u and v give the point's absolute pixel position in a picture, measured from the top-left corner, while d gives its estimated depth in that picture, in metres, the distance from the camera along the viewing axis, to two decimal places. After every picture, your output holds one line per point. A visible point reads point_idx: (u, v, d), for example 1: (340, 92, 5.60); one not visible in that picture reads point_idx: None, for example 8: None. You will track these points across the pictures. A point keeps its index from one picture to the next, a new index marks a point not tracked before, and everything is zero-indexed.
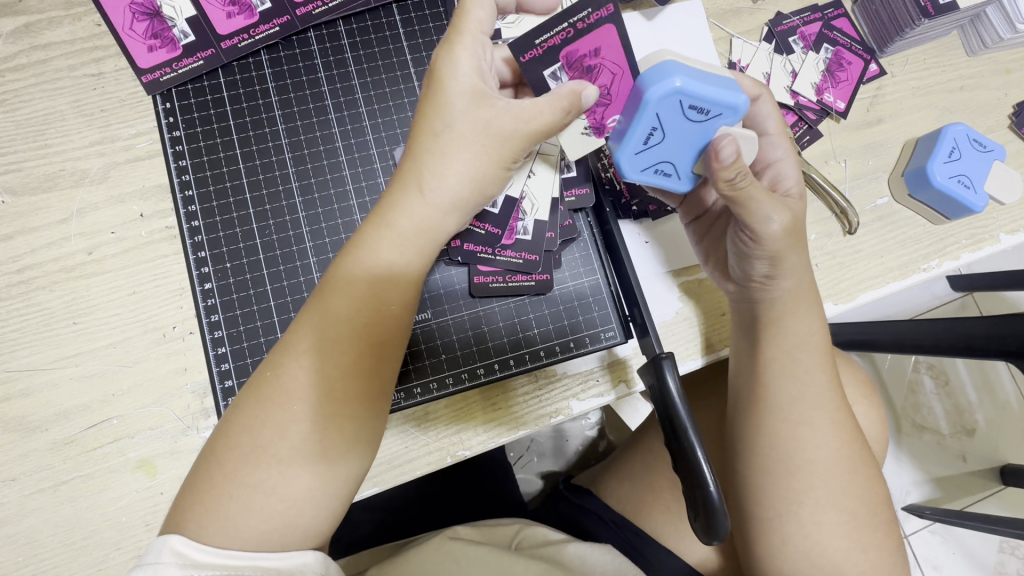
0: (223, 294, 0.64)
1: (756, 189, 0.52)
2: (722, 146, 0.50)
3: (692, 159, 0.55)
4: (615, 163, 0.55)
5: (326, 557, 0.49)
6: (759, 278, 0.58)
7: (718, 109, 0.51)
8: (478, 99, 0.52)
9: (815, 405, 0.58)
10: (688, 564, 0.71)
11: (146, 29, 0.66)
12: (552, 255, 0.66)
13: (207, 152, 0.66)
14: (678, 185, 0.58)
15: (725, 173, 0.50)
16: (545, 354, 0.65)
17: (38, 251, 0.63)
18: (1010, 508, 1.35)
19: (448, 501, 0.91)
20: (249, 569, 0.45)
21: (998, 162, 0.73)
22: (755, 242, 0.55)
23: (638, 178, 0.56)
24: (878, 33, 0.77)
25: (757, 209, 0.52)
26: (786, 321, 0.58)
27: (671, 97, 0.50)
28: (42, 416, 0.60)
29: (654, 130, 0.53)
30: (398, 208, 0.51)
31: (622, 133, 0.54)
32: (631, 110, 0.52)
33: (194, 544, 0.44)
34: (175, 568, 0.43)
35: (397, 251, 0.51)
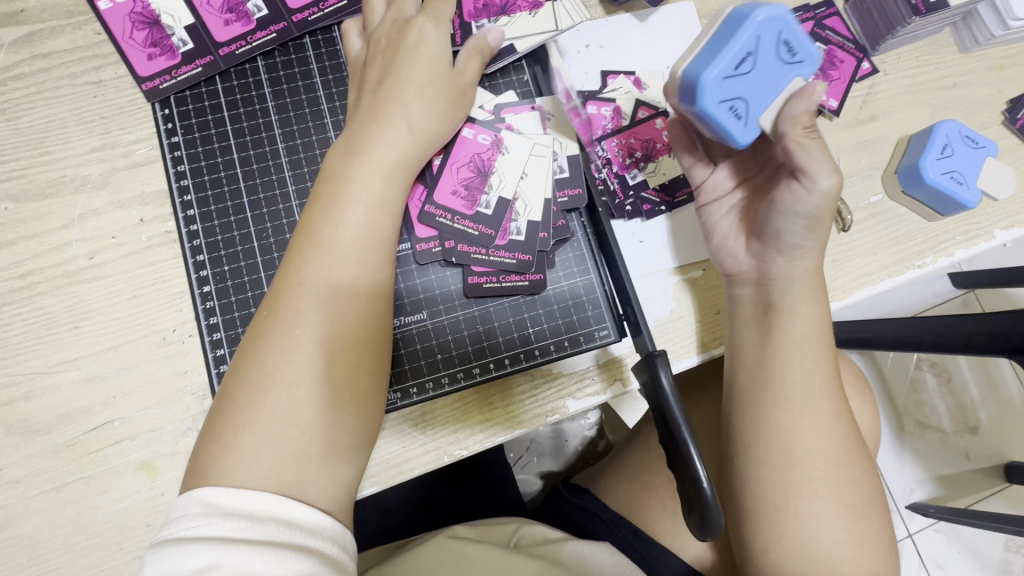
0: (221, 297, 0.65)
1: (818, 142, 0.53)
2: (816, 88, 0.52)
3: (761, 109, 0.55)
4: (697, 84, 0.53)
5: (343, 529, 0.49)
6: (789, 245, 0.58)
7: (802, 56, 0.54)
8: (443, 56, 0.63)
9: (814, 393, 0.59)
10: (684, 561, 0.71)
11: (145, 38, 0.67)
12: (546, 255, 0.67)
13: (204, 158, 0.67)
14: (742, 133, 0.55)
15: (807, 118, 0.53)
16: (540, 353, 0.66)
17: (40, 257, 0.64)
18: (1015, 506, 1.34)
19: (447, 500, 0.92)
20: (272, 521, 0.45)
21: (991, 158, 0.73)
22: (804, 191, 0.54)
23: (712, 109, 0.53)
24: (870, 31, 0.77)
25: (819, 159, 0.53)
26: (797, 306, 0.59)
27: (772, 23, 0.52)
28: (45, 419, 0.61)
29: (745, 56, 0.53)
30: (361, 167, 0.56)
31: (711, 52, 0.53)
32: (734, 28, 0.52)
33: (221, 494, 0.45)
34: (202, 516, 0.43)
35: (365, 216, 0.55)
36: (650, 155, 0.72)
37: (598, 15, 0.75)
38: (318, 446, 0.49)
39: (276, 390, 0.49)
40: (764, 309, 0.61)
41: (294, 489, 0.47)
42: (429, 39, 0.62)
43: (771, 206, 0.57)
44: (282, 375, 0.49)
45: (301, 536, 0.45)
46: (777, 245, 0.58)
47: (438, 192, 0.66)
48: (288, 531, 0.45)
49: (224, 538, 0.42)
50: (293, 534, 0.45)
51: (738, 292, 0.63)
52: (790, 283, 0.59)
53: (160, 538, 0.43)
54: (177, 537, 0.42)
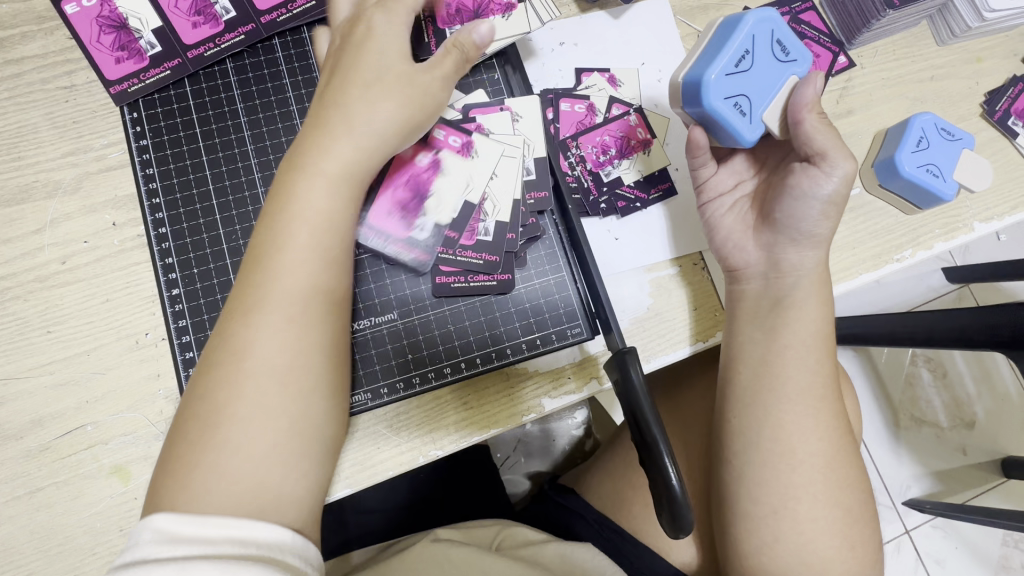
0: (190, 300, 0.64)
1: (830, 126, 0.58)
2: (809, 82, 0.58)
3: (763, 106, 0.60)
4: (702, 82, 0.58)
5: (305, 542, 0.47)
6: (802, 235, 0.60)
7: (793, 56, 0.60)
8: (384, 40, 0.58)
9: (815, 395, 0.59)
10: (665, 559, 0.71)
11: (113, 41, 0.67)
12: (514, 255, 0.67)
13: (173, 160, 0.67)
14: (748, 128, 0.60)
15: (814, 105, 0.58)
16: (511, 352, 0.66)
17: (13, 263, 0.64)
18: (1014, 501, 1.33)
19: (433, 502, 0.91)
20: (227, 542, 0.43)
21: (968, 150, 0.71)
22: (822, 176, 0.57)
23: (718, 105, 0.58)
24: (846, 25, 0.77)
25: (836, 138, 0.57)
26: (801, 305, 0.60)
27: (762, 27, 0.59)
28: (18, 425, 0.61)
29: (743, 56, 0.58)
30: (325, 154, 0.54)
31: (712, 56, 0.58)
32: (729, 33, 0.58)
33: (175, 519, 0.43)
34: (153, 543, 0.42)
35: (326, 197, 0.54)
36: (623, 153, 0.72)
37: (573, 13, 0.74)
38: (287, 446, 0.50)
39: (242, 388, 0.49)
40: (771, 304, 0.61)
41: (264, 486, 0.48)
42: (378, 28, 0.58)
43: (786, 193, 0.60)
44: (240, 344, 0.49)
45: (259, 554, 0.43)
46: (791, 235, 0.60)
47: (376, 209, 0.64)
48: (245, 549, 0.43)
49: (175, 564, 0.40)
50: (250, 553, 0.43)
51: (743, 288, 0.64)
52: (800, 276, 0.61)
53: (113, 566, 0.42)
54: (125, 567, 0.41)
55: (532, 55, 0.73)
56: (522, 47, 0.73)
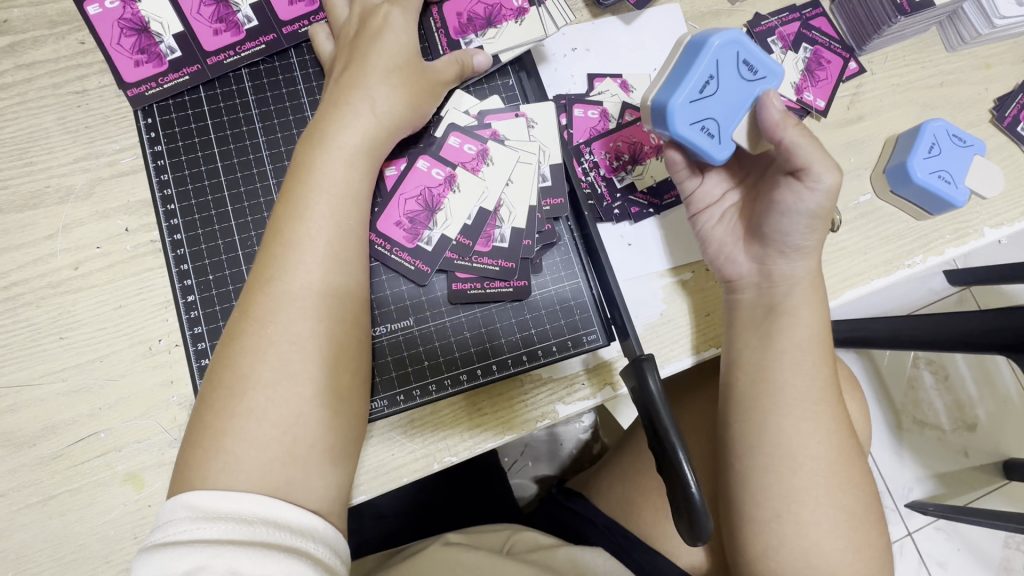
0: (206, 306, 0.64)
1: (810, 140, 0.55)
2: (777, 102, 0.56)
3: (733, 124, 0.58)
4: (667, 110, 0.57)
5: (334, 530, 0.50)
6: (789, 249, 0.59)
7: (763, 72, 0.58)
8: (398, 37, 0.62)
9: (816, 398, 0.58)
10: (677, 565, 0.71)
11: (132, 45, 0.66)
12: (530, 262, 0.67)
13: (188, 167, 0.67)
14: (718, 150, 0.59)
15: (788, 122, 0.55)
16: (528, 359, 0.66)
17: (25, 268, 0.63)
18: (1016, 503, 1.33)
19: (444, 506, 0.91)
20: (260, 521, 0.45)
21: (978, 157, 0.72)
22: (803, 193, 0.55)
23: (683, 131, 0.57)
24: (856, 31, 0.77)
25: (817, 154, 0.54)
26: (797, 309, 0.60)
27: (729, 47, 0.56)
28: (30, 432, 0.60)
29: (708, 79, 0.57)
30: (345, 136, 0.57)
31: (675, 83, 0.57)
32: (691, 58, 0.57)
33: (213, 496, 0.46)
34: (190, 520, 0.44)
35: (347, 173, 0.57)
36: (636, 158, 0.72)
37: (585, 19, 0.74)
38: (302, 452, 0.49)
39: (256, 394, 0.49)
40: (766, 312, 0.61)
41: (282, 489, 0.48)
42: (394, 23, 0.62)
43: (770, 209, 0.58)
44: (267, 314, 0.51)
45: (292, 537, 0.46)
46: (779, 247, 0.59)
47: (381, 222, 0.64)
48: (279, 532, 0.45)
49: (211, 543, 0.42)
50: (283, 535, 0.45)
51: (739, 296, 0.64)
52: (792, 285, 0.60)
53: (150, 541, 0.44)
54: (166, 542, 0.43)
55: (544, 61, 0.73)
56: (535, 53, 0.73)
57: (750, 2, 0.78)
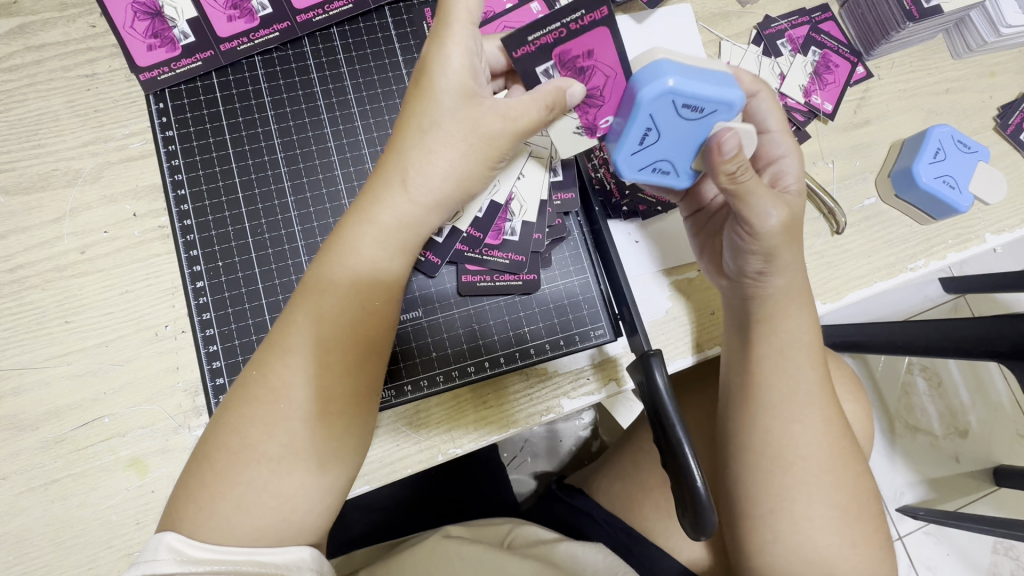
0: (215, 292, 0.64)
1: (753, 180, 0.51)
2: (723, 140, 0.50)
3: (688, 156, 0.55)
4: (612, 164, 0.56)
5: (320, 553, 0.49)
6: (752, 275, 0.58)
7: (713, 106, 0.50)
8: (464, 85, 0.51)
9: (801, 397, 0.58)
10: (677, 561, 0.71)
11: (146, 28, 0.66)
12: (540, 256, 0.68)
13: (199, 153, 0.67)
14: (678, 182, 0.58)
15: (726, 166, 0.50)
16: (535, 352, 0.66)
17: (30, 251, 0.63)
18: (1004, 509, 1.35)
19: (447, 498, 0.91)
20: (246, 562, 0.45)
21: (983, 163, 0.74)
22: (751, 236, 0.54)
23: (635, 178, 0.56)
24: (865, 36, 0.78)
25: (752, 201, 0.51)
26: (778, 318, 0.58)
27: (664, 98, 0.50)
28: (34, 415, 0.60)
29: (649, 129, 0.53)
30: (380, 204, 0.51)
31: (617, 135, 0.54)
32: (626, 112, 0.52)
33: (190, 541, 0.44)
34: (173, 564, 0.43)
35: (376, 245, 0.50)
36: None
37: None
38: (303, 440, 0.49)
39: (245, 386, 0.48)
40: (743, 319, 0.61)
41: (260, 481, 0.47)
42: (446, 69, 0.50)
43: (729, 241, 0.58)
44: (279, 383, 0.47)
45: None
46: (746, 272, 0.58)
47: None
48: (264, 572, 0.45)
49: None
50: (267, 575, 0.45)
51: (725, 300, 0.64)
52: (768, 297, 0.58)
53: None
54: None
55: None
56: None
57: (760, 4, 0.78)
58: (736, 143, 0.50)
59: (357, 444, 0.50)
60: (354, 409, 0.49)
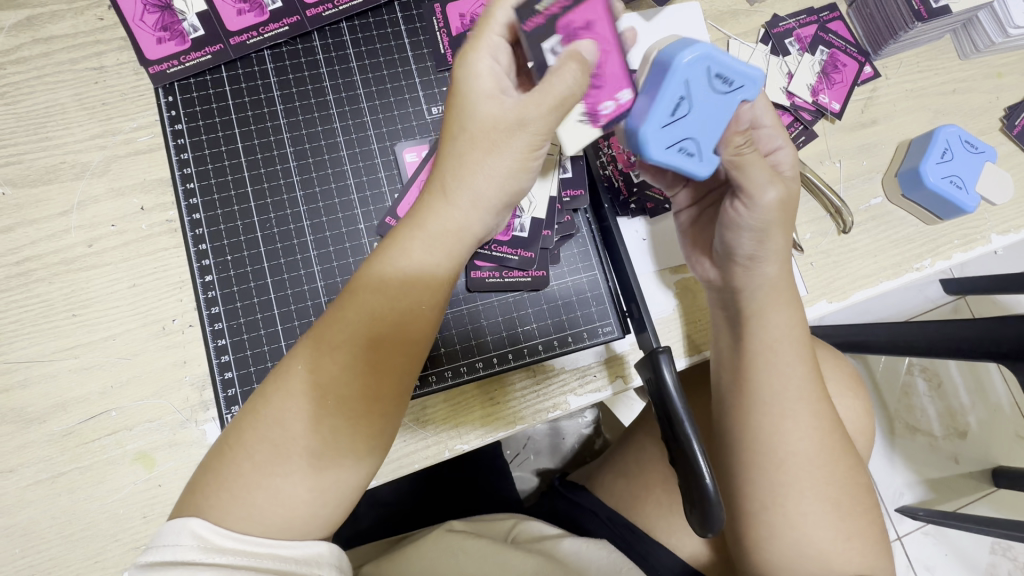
0: (223, 287, 0.64)
1: (756, 158, 0.54)
2: (737, 116, 0.55)
3: (713, 136, 0.54)
4: (639, 139, 0.54)
5: (338, 550, 0.49)
6: (743, 260, 0.58)
7: (740, 81, 0.52)
8: (494, 87, 0.50)
9: (809, 394, 0.58)
10: (681, 558, 0.71)
11: (155, 22, 0.66)
12: (549, 252, 0.68)
13: (208, 147, 0.67)
14: (699, 168, 0.55)
15: (737, 138, 0.54)
16: (542, 349, 0.67)
17: (38, 244, 0.63)
18: (1003, 510, 1.35)
19: (451, 494, 0.92)
20: (267, 555, 0.44)
21: (990, 163, 0.74)
22: (746, 210, 0.55)
23: (661, 157, 0.54)
24: (873, 35, 0.78)
25: (751, 174, 0.53)
26: (766, 312, 0.59)
27: (698, 65, 0.51)
28: (41, 408, 0.60)
29: (681, 99, 0.52)
30: (429, 213, 0.50)
31: (644, 108, 0.53)
32: (658, 79, 0.52)
33: (216, 528, 0.44)
34: (197, 550, 0.43)
35: (426, 253, 0.50)
36: None
37: None
38: None
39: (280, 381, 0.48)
40: (734, 315, 0.61)
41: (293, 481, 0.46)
42: (484, 71, 0.50)
43: (723, 227, 0.58)
44: (297, 383, 0.47)
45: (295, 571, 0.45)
46: (735, 259, 0.59)
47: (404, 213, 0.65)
48: (283, 568, 0.45)
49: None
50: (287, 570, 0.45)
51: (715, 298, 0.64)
52: (755, 288, 0.59)
53: (149, 562, 0.43)
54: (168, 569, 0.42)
55: None
56: None
57: (768, 4, 0.78)
58: (748, 118, 0.55)
59: (369, 444, 0.48)
60: (391, 417, 0.49)
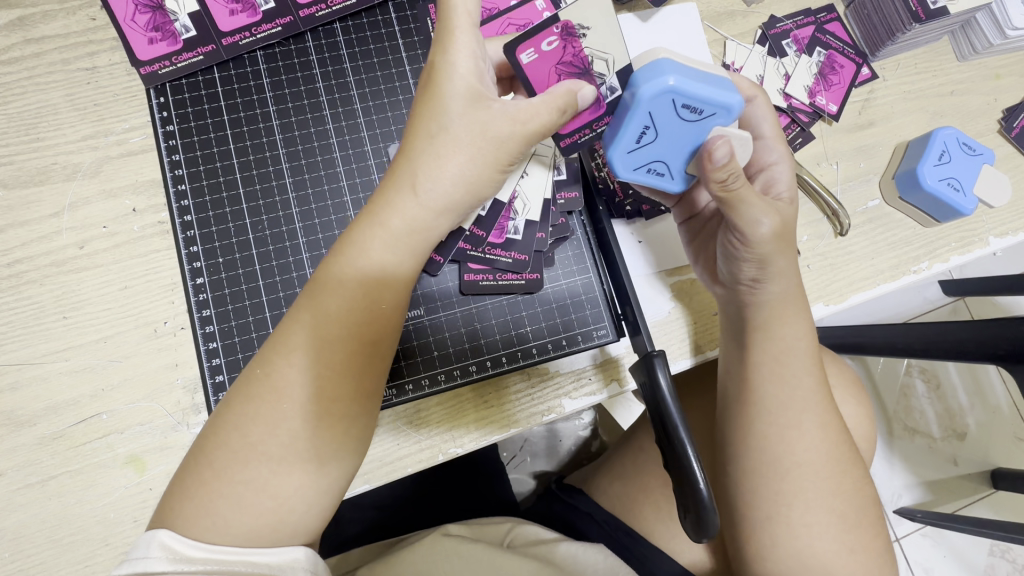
0: (215, 289, 0.64)
1: (745, 188, 0.52)
2: (715, 147, 0.51)
3: (683, 158, 0.56)
4: (607, 161, 0.56)
5: (316, 554, 0.49)
6: (746, 282, 0.58)
7: (712, 108, 0.51)
8: (471, 92, 0.50)
9: (804, 398, 0.58)
10: (676, 562, 0.71)
11: (147, 22, 0.66)
12: (543, 255, 0.67)
13: (200, 148, 0.66)
14: (671, 185, 0.59)
15: (716, 174, 0.51)
16: (536, 352, 0.66)
17: (29, 246, 0.62)
18: (1002, 512, 1.35)
19: (445, 497, 0.91)
20: (240, 563, 0.44)
21: (988, 165, 0.73)
22: (744, 246, 0.55)
23: (629, 178, 0.57)
24: (870, 37, 0.78)
25: (745, 212, 0.53)
26: (773, 326, 0.58)
27: (663, 97, 0.51)
28: (31, 411, 0.59)
29: (646, 128, 0.53)
30: (388, 207, 0.49)
31: (613, 132, 0.54)
32: (624, 110, 0.53)
33: (182, 538, 0.44)
34: (165, 562, 0.43)
35: (385, 248, 0.49)
36: None
37: None
38: None
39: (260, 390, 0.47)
40: (739, 330, 0.61)
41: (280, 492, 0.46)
42: (456, 69, 0.49)
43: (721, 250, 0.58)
44: (280, 382, 0.46)
45: None
46: (738, 278, 0.59)
47: None
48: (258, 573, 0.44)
49: None
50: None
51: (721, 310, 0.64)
52: (760, 306, 0.58)
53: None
54: None
55: None
56: None
57: (765, 4, 0.78)
58: (727, 149, 0.51)
59: (349, 436, 0.48)
60: (366, 413, 0.49)
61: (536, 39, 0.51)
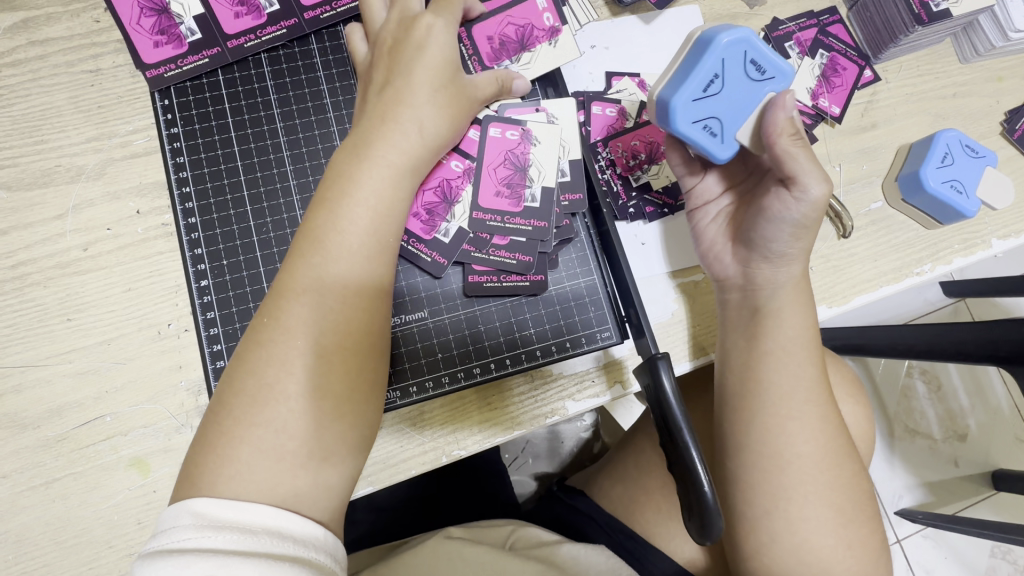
0: (219, 292, 0.64)
1: (804, 150, 0.54)
2: (780, 102, 0.55)
3: (738, 123, 0.57)
4: (669, 107, 0.56)
5: (335, 540, 0.47)
6: (774, 254, 0.58)
7: (772, 72, 0.56)
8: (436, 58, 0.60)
9: (806, 398, 0.58)
10: (678, 563, 0.71)
11: (152, 25, 0.66)
12: (547, 257, 0.67)
13: (204, 150, 0.66)
14: (720, 149, 0.57)
15: (784, 125, 0.54)
16: (540, 355, 0.66)
17: (34, 248, 0.62)
18: (1004, 513, 1.35)
19: (447, 499, 0.91)
20: (264, 532, 0.43)
21: (990, 167, 0.73)
22: (794, 203, 0.55)
23: (685, 130, 0.57)
24: (873, 39, 0.78)
25: (801, 165, 0.54)
26: (785, 312, 0.59)
27: (737, 47, 0.55)
28: (35, 413, 0.60)
29: (715, 78, 0.56)
30: (356, 179, 0.54)
31: (679, 80, 0.56)
32: (697, 57, 0.56)
33: (212, 504, 0.43)
34: (191, 528, 0.42)
35: (366, 222, 0.53)
36: (652, 157, 0.72)
37: (605, 17, 0.75)
38: (309, 452, 0.47)
39: (267, 393, 0.47)
40: (751, 313, 0.61)
41: (286, 495, 0.46)
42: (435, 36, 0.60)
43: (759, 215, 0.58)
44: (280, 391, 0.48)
45: (294, 547, 0.43)
46: (764, 253, 0.59)
47: None
48: (283, 545, 0.43)
49: (217, 550, 0.40)
50: (285, 545, 0.43)
51: (727, 296, 0.64)
52: (776, 288, 0.59)
53: (146, 550, 0.41)
54: (162, 551, 0.40)
55: None
56: None
57: (768, 6, 0.78)
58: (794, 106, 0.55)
59: (359, 425, 0.51)
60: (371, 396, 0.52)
61: (508, 125, 0.67)
